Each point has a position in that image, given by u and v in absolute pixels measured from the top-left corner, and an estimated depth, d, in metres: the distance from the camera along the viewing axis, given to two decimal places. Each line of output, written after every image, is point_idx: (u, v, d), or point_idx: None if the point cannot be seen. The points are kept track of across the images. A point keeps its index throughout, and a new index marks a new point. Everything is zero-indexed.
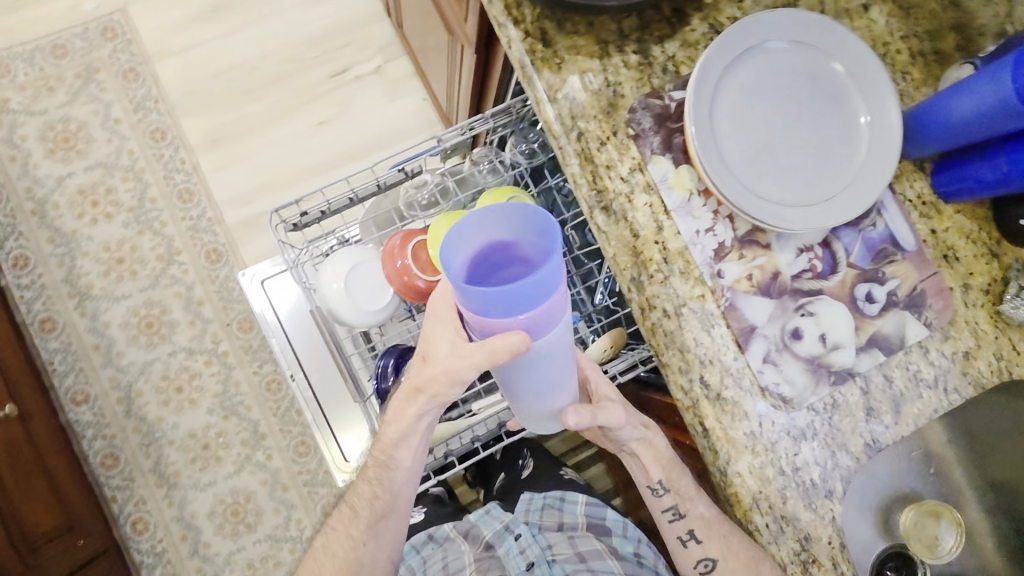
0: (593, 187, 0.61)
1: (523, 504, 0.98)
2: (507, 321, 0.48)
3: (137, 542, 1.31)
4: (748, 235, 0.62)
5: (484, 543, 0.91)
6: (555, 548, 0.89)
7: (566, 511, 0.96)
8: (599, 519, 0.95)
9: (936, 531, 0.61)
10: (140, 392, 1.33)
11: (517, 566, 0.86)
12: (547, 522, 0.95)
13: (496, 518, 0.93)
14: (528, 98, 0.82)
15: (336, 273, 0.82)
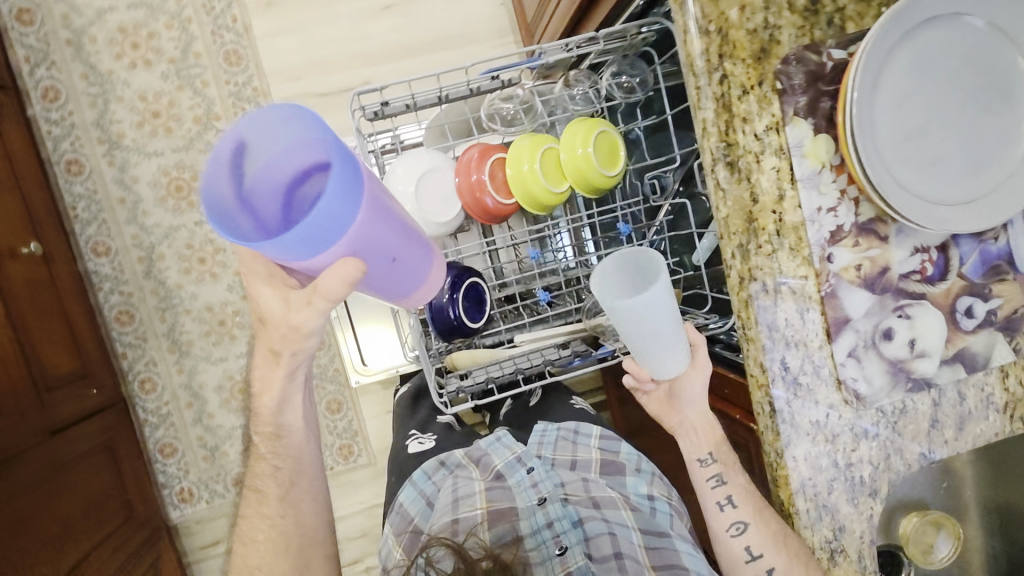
0: (723, 138, 0.56)
1: (537, 434, 0.92)
2: (320, 259, 0.44)
3: (144, 400, 1.33)
4: (869, 223, 0.58)
5: (494, 472, 0.87)
6: (567, 486, 0.84)
7: (578, 444, 0.89)
8: (613, 455, 0.89)
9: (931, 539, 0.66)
10: (162, 256, 1.30)
11: (526, 500, 0.82)
12: (560, 457, 0.89)
13: (508, 449, 0.89)
14: (648, 26, 0.75)
15: (407, 175, 0.77)
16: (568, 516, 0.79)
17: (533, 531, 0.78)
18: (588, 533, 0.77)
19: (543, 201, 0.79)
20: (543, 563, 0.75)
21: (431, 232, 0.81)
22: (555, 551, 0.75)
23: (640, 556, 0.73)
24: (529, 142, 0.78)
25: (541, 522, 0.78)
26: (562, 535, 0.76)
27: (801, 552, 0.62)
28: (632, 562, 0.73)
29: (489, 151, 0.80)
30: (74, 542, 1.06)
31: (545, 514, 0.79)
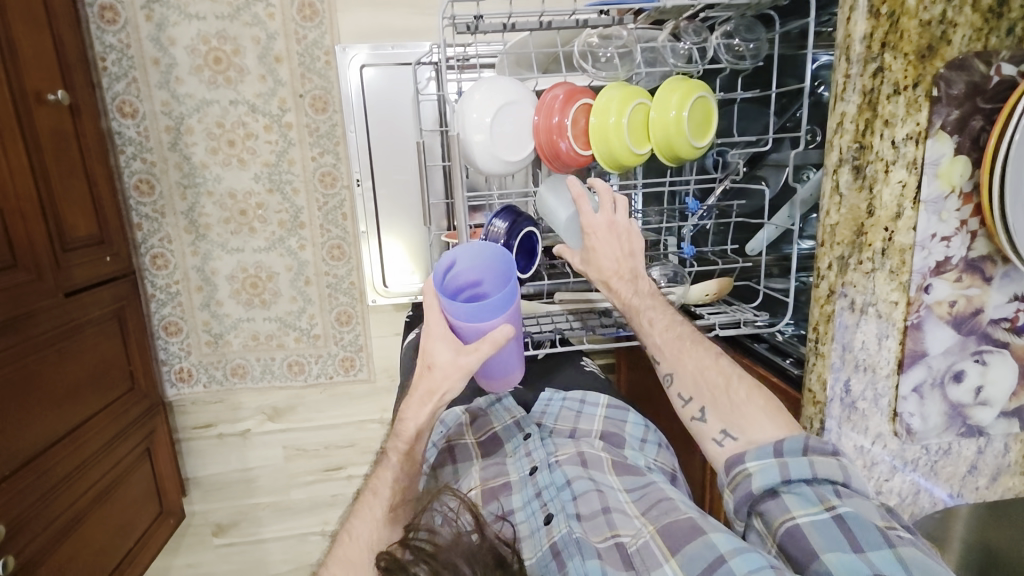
0: (858, 139, 0.52)
1: (541, 405, 0.88)
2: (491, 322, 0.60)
3: (154, 276, 1.30)
4: (979, 260, 0.54)
5: (489, 433, 0.84)
6: (559, 450, 0.80)
7: (582, 415, 0.84)
8: (618, 426, 0.83)
9: None
10: (190, 130, 1.22)
11: (519, 470, 0.79)
12: (560, 427, 0.84)
13: (507, 413, 0.87)
14: None
15: (484, 103, 0.71)
16: (555, 483, 0.75)
17: (523, 504, 0.75)
18: (574, 494, 0.73)
19: (621, 159, 0.73)
20: (530, 536, 0.71)
21: (498, 170, 0.74)
22: (542, 521, 0.72)
23: (628, 509, 0.69)
24: (620, 94, 0.72)
25: (530, 493, 0.75)
26: (549, 503, 0.73)
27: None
28: (619, 515, 0.68)
29: (576, 95, 0.73)
30: (75, 407, 1.08)
31: (534, 484, 0.76)
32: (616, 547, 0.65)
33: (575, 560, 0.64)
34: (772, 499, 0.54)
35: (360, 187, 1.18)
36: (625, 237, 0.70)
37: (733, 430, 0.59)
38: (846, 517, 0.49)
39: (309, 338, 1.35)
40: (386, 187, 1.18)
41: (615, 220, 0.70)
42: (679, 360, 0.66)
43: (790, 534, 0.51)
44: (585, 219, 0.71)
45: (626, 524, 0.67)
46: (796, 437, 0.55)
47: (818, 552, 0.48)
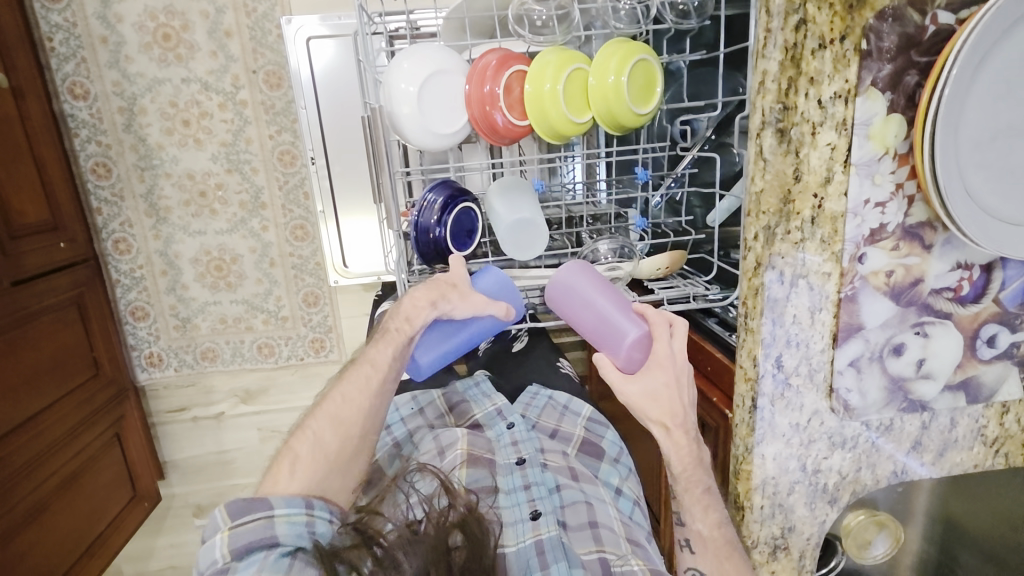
0: (781, 99, 0.48)
1: (527, 396, 0.88)
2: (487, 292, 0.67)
3: (117, 261, 1.28)
4: (917, 227, 0.51)
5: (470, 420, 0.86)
6: (547, 454, 0.79)
7: (565, 417, 0.85)
8: (597, 437, 0.84)
9: (870, 536, 0.66)
10: (144, 111, 1.19)
11: (506, 458, 0.78)
12: (543, 423, 0.85)
13: (488, 400, 0.87)
14: None
15: (411, 73, 0.67)
16: (547, 484, 0.74)
17: (508, 491, 0.74)
18: (563, 502, 0.72)
19: (561, 130, 0.70)
20: (513, 524, 0.69)
21: (430, 145, 0.71)
22: (527, 515, 0.70)
23: (616, 527, 0.70)
24: (557, 58, 0.68)
25: (518, 483, 0.74)
26: (537, 501, 0.71)
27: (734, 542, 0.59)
28: (607, 533, 0.68)
29: (510, 61, 0.69)
30: (32, 396, 1.08)
31: (523, 476, 0.75)
32: (600, 561, 0.65)
33: (559, 565, 0.62)
34: None
35: (314, 165, 1.15)
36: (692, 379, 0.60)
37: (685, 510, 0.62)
38: None
39: (277, 320, 1.34)
40: (341, 164, 1.15)
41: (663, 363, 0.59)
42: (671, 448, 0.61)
43: None
44: (657, 351, 0.59)
45: (613, 543, 0.67)
46: None
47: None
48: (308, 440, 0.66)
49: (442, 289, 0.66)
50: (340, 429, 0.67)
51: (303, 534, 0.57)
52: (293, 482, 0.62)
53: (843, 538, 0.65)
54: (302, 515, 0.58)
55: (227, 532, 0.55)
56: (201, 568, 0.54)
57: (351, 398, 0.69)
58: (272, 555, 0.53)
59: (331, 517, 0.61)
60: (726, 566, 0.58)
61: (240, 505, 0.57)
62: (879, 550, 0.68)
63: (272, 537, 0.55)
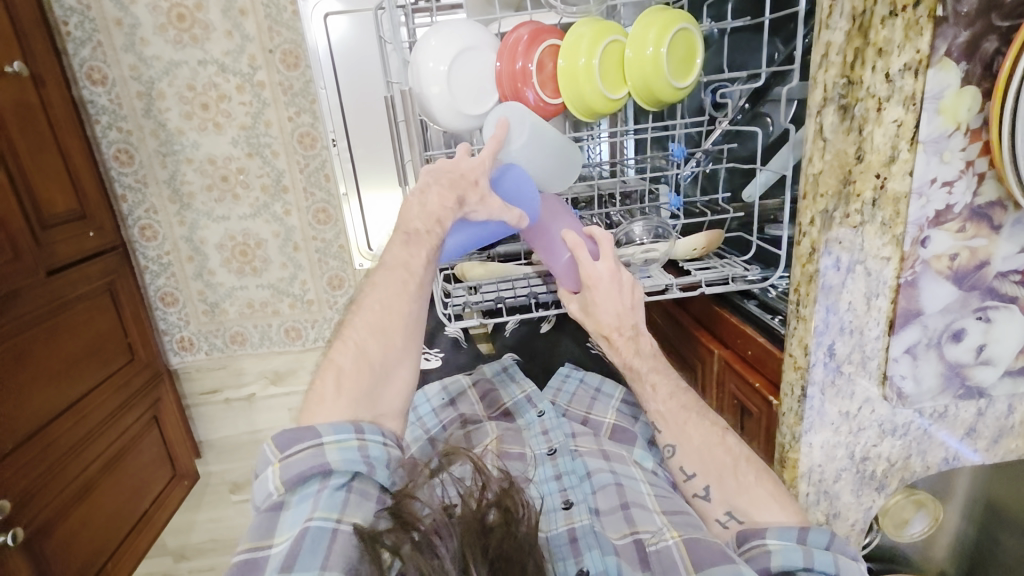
0: (846, 72, 0.45)
1: (558, 379, 0.87)
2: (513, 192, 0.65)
3: (144, 248, 1.29)
4: (985, 207, 0.48)
5: (502, 410, 0.84)
6: (578, 439, 0.78)
7: (598, 402, 0.82)
8: (629, 423, 0.80)
9: (909, 514, 0.65)
10: (162, 95, 1.18)
11: (536, 447, 0.77)
12: (573, 410, 0.82)
13: (517, 386, 0.84)
14: None
15: (440, 51, 0.64)
16: (578, 471, 0.73)
17: (540, 481, 0.73)
18: (594, 487, 0.72)
19: (595, 108, 0.67)
20: (547, 513, 0.70)
21: (459, 128, 0.69)
22: (559, 504, 0.70)
23: (649, 505, 0.68)
24: (591, 31, 0.65)
25: (549, 473, 0.74)
26: (569, 490, 0.71)
27: (694, 408, 0.67)
28: (638, 511, 0.67)
29: (541, 35, 0.66)
30: (73, 381, 1.11)
31: (553, 466, 0.74)
32: (634, 544, 0.64)
33: (593, 553, 0.63)
34: None
35: (337, 148, 1.14)
36: (627, 290, 0.65)
37: (739, 513, 0.62)
38: None
39: (303, 304, 1.35)
40: (363, 146, 1.13)
41: (601, 274, 0.64)
42: (665, 408, 0.68)
43: None
44: (583, 271, 0.65)
45: (646, 520, 0.66)
46: (821, 531, 0.54)
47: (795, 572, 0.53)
48: (351, 352, 0.61)
49: (463, 185, 0.62)
50: (382, 338, 0.63)
51: (358, 461, 0.53)
52: (340, 398, 0.59)
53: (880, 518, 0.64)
54: (353, 440, 0.54)
55: (278, 465, 0.52)
56: (259, 500, 0.53)
57: (390, 307, 0.63)
58: (326, 489, 0.52)
59: (384, 440, 0.57)
60: (687, 429, 0.66)
61: (287, 436, 0.54)
62: (917, 527, 0.67)
63: (324, 467, 0.52)
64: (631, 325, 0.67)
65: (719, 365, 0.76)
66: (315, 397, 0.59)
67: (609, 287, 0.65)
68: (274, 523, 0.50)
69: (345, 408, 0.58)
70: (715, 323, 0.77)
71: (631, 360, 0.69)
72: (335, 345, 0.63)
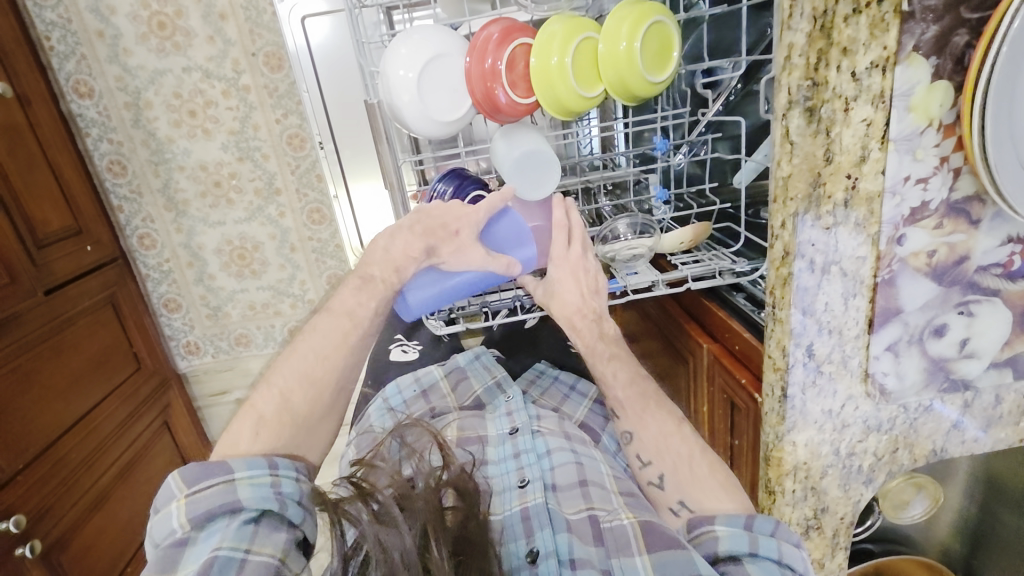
0: (810, 74, 0.43)
1: (532, 374, 0.88)
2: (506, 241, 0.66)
3: (144, 256, 1.31)
4: (963, 202, 0.47)
5: (472, 398, 0.83)
6: (542, 421, 0.76)
7: (569, 399, 0.84)
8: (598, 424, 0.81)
9: (908, 496, 0.66)
10: (149, 104, 1.18)
11: (498, 429, 0.77)
12: (544, 402, 0.83)
13: (488, 372, 0.85)
14: None
15: (410, 59, 0.64)
16: (535, 449, 0.72)
17: (498, 460, 0.73)
18: (553, 464, 0.71)
19: (570, 107, 0.65)
20: (502, 493, 0.69)
21: (434, 134, 0.68)
22: (516, 483, 0.69)
23: (606, 484, 0.69)
24: (564, 29, 0.63)
25: (508, 452, 0.73)
26: (526, 468, 0.70)
27: (652, 397, 0.68)
28: (596, 490, 0.68)
29: (513, 33, 0.64)
30: (80, 395, 1.14)
31: (513, 444, 0.74)
32: (589, 519, 0.64)
33: (543, 532, 0.62)
34: (734, 565, 0.53)
35: (323, 150, 1.13)
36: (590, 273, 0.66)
37: (689, 502, 0.62)
38: None
39: (304, 304, 1.36)
40: (350, 146, 1.12)
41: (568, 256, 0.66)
42: (624, 394, 0.68)
43: None
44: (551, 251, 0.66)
45: (603, 499, 0.67)
46: (767, 518, 0.55)
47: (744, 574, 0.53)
48: (273, 399, 0.59)
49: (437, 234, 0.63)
50: (311, 389, 0.60)
51: (268, 497, 0.52)
52: (254, 445, 0.57)
53: (880, 500, 0.65)
54: (266, 476, 0.53)
55: (182, 501, 0.51)
56: (160, 536, 0.52)
57: (324, 354, 0.62)
58: (234, 523, 0.51)
59: (298, 475, 0.55)
60: (646, 419, 0.67)
61: (196, 470, 0.53)
62: (918, 509, 0.68)
63: (233, 503, 0.51)
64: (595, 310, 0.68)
65: (709, 359, 0.75)
66: (228, 437, 0.58)
67: (570, 270, 0.66)
68: (178, 558, 0.49)
69: (259, 453, 0.57)
70: (702, 315, 0.77)
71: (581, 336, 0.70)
72: (261, 387, 0.61)
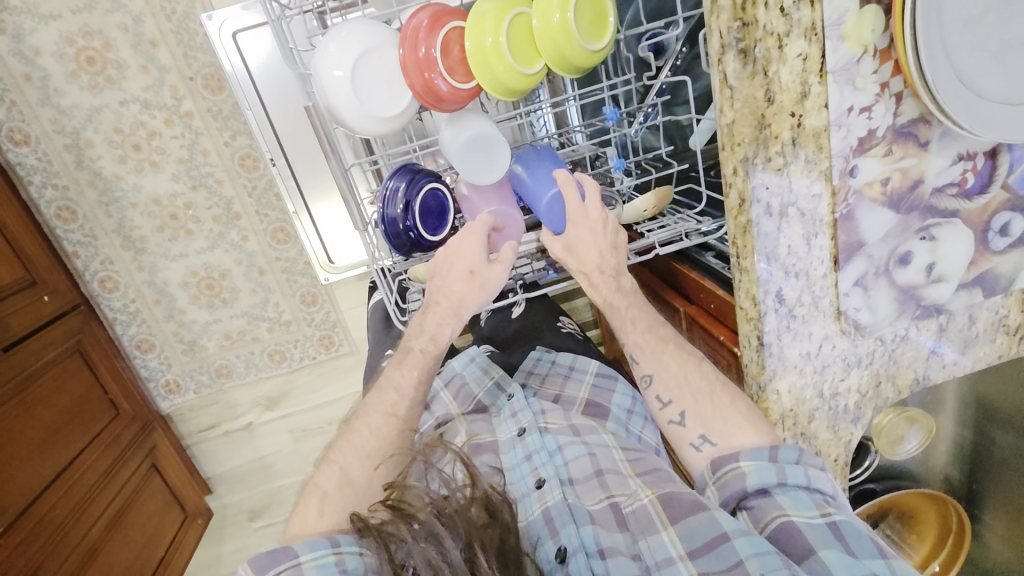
0: (738, 15, 0.43)
1: (530, 362, 0.85)
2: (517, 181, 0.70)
3: (109, 300, 1.27)
4: (909, 125, 0.46)
5: (474, 403, 0.79)
6: (549, 416, 0.72)
7: (570, 380, 0.80)
8: (603, 398, 0.78)
9: (905, 433, 0.66)
10: (90, 143, 1.14)
11: (507, 433, 0.72)
12: (545, 390, 0.80)
13: (486, 374, 0.82)
14: None
15: (341, 58, 0.62)
16: (547, 447, 0.68)
17: (512, 466, 0.69)
18: (566, 459, 0.67)
19: (512, 87, 0.64)
20: (521, 499, 0.66)
21: (377, 133, 0.67)
22: (533, 485, 0.66)
23: (622, 469, 0.65)
24: (494, 7, 0.61)
25: (520, 456, 0.69)
26: (539, 468, 0.66)
27: (672, 339, 0.64)
28: (614, 477, 0.63)
29: (443, 17, 0.63)
30: (58, 450, 1.12)
31: (524, 447, 0.69)
32: (611, 508, 0.60)
33: (567, 529, 0.59)
34: (765, 498, 0.53)
35: (275, 166, 1.09)
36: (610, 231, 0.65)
37: (711, 434, 0.58)
38: (840, 525, 0.49)
39: (281, 326, 1.33)
40: (303, 158, 1.09)
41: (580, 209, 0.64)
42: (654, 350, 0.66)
43: (783, 532, 0.50)
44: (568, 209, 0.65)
45: (620, 485, 0.62)
46: (790, 447, 0.54)
47: (813, 549, 0.48)
48: (336, 474, 0.61)
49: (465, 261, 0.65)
50: (368, 460, 0.62)
51: None
52: (322, 520, 0.58)
53: (875, 438, 0.65)
54: (330, 555, 0.52)
55: None
56: None
57: (377, 432, 0.64)
58: None
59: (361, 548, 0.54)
60: (665, 358, 0.63)
61: (264, 559, 0.51)
62: (912, 443, 0.68)
63: None
64: (613, 265, 0.65)
65: (688, 323, 0.75)
66: (298, 519, 0.59)
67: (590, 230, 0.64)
68: None
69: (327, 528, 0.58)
70: (678, 279, 0.76)
71: (611, 298, 0.65)
72: (323, 467, 0.63)
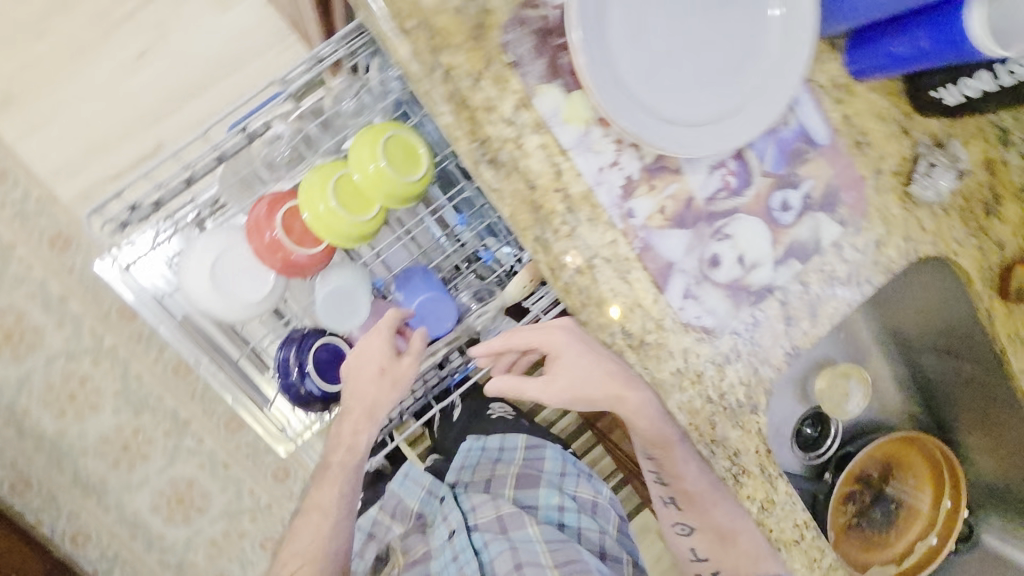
0: (472, 136, 0.52)
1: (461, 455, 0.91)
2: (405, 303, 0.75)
3: (83, 554, 1.24)
4: (655, 164, 0.55)
5: (413, 516, 0.85)
6: (477, 511, 0.82)
7: (500, 462, 0.90)
8: (534, 470, 0.88)
9: (847, 387, 0.85)
10: (28, 409, 1.18)
11: (439, 537, 0.80)
12: (478, 477, 0.89)
13: (419, 485, 0.86)
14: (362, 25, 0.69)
15: (199, 267, 0.71)
16: (473, 545, 0.78)
17: (441, 568, 0.78)
18: (491, 555, 0.77)
19: (358, 236, 0.71)
20: None
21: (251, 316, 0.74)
22: None
23: (542, 560, 0.75)
24: (317, 180, 0.70)
25: (448, 556, 0.78)
26: (465, 566, 0.77)
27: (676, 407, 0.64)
28: (532, 568, 0.74)
29: (279, 202, 0.71)
30: None
31: (452, 547, 0.79)
32: None
33: None
34: None
35: None
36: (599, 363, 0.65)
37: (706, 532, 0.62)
38: None
39: (264, 512, 1.30)
40: None
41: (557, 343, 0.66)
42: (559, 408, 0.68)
43: None
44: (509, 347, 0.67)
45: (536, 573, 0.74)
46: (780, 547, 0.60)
47: None
48: None
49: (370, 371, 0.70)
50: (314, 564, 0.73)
51: None
52: None
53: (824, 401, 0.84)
54: None
55: None
56: None
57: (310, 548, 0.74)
58: None
59: None
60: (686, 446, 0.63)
61: None
62: (858, 395, 0.85)
63: None
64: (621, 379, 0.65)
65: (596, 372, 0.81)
66: None
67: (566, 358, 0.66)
68: None
69: None
70: None
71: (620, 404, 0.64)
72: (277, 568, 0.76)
